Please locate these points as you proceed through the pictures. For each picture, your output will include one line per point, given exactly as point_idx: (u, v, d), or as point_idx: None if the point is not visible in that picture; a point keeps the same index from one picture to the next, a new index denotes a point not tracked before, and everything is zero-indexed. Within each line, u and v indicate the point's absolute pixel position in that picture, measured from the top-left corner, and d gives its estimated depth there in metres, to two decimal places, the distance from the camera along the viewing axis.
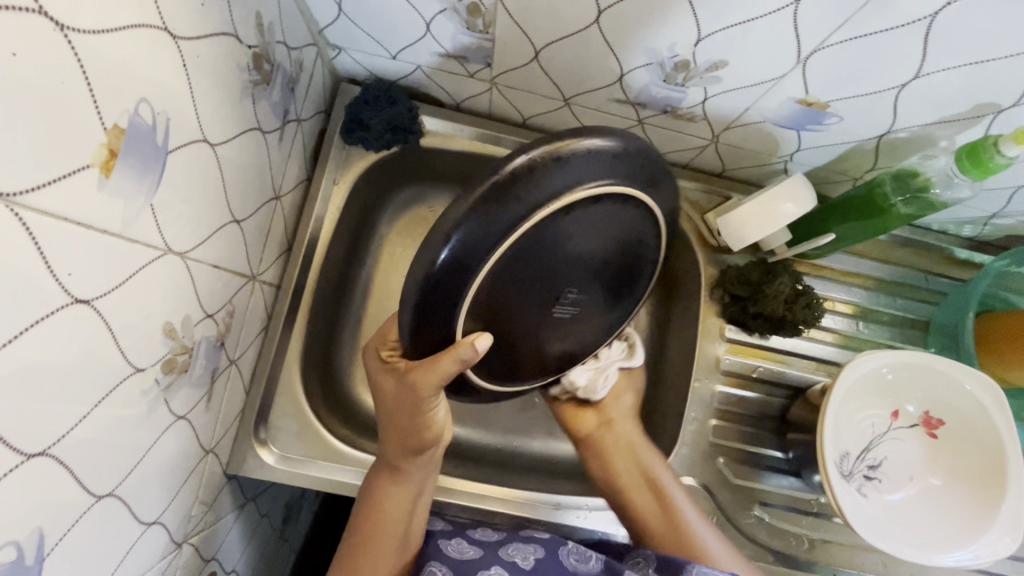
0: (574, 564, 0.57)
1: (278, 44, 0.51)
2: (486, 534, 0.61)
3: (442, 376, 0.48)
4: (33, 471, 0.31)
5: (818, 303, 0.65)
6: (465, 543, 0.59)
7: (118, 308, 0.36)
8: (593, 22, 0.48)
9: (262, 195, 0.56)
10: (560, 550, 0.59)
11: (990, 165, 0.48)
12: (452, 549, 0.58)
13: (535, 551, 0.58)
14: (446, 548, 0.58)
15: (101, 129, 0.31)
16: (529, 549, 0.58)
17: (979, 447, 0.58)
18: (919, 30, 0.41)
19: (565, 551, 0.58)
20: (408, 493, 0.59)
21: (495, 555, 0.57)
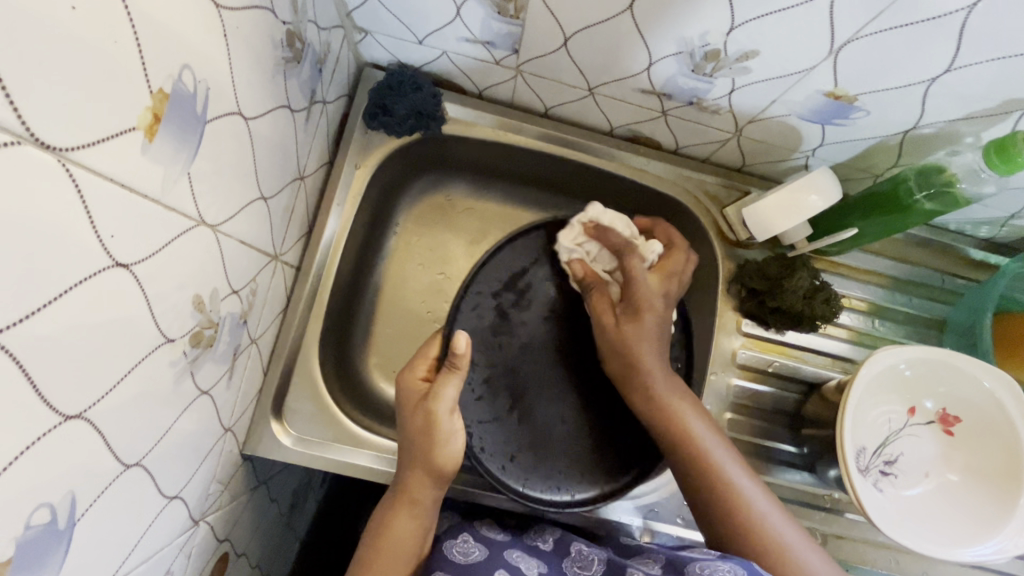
0: (575, 572, 0.57)
1: (309, 23, 0.51)
2: (491, 532, 0.61)
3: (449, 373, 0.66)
4: (69, 432, 0.31)
5: (836, 298, 0.65)
6: (469, 543, 0.58)
7: (153, 276, 0.36)
8: (627, 8, 0.49)
9: (287, 174, 0.55)
10: (564, 559, 0.59)
11: (1018, 162, 0.48)
12: (458, 549, 0.57)
13: (538, 563, 0.58)
14: (450, 548, 0.57)
15: (147, 93, 0.31)
16: (533, 560, 0.58)
17: (996, 443, 0.58)
18: (955, 22, 0.41)
19: (569, 560, 0.59)
20: (417, 506, 0.57)
21: (500, 559, 0.57)
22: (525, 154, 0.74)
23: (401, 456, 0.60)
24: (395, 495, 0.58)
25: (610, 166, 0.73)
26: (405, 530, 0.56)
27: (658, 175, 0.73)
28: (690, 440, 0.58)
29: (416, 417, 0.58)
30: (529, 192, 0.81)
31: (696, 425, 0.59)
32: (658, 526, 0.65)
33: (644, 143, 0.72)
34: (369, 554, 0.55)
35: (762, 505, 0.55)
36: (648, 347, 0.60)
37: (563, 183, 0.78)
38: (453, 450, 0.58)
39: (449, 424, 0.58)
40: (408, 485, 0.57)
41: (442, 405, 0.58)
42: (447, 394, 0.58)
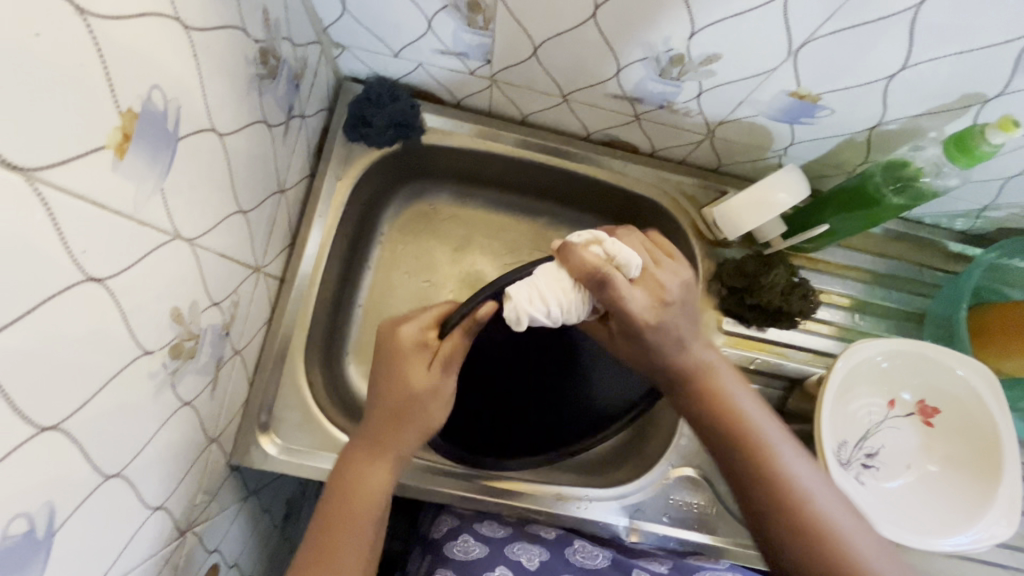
0: (580, 562, 0.59)
1: (284, 40, 0.53)
2: (493, 530, 0.63)
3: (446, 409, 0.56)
4: (46, 443, 0.32)
5: (813, 294, 0.66)
6: (470, 543, 0.60)
7: (129, 289, 0.37)
8: (590, 17, 0.50)
9: (267, 187, 0.57)
10: (568, 549, 0.60)
11: (977, 153, 0.49)
12: (459, 549, 0.59)
13: (540, 553, 0.59)
14: (453, 548, 0.60)
15: (116, 113, 0.32)
16: (534, 551, 0.59)
17: (975, 433, 0.58)
18: (906, 21, 0.42)
19: (572, 549, 0.60)
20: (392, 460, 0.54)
21: (500, 556, 0.58)
22: (505, 162, 0.75)
23: (373, 400, 0.55)
24: (369, 439, 0.54)
25: (589, 170, 0.74)
26: (364, 462, 0.53)
27: (635, 178, 0.74)
28: (726, 401, 0.52)
29: (407, 362, 0.53)
30: (511, 198, 0.82)
31: (730, 383, 0.53)
32: (644, 525, 0.65)
33: (621, 147, 0.73)
34: (333, 513, 0.52)
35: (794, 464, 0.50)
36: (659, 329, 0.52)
37: (544, 189, 0.79)
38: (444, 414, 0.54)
39: (426, 382, 0.53)
40: (383, 433, 0.54)
41: (452, 363, 0.53)
42: (458, 357, 0.54)
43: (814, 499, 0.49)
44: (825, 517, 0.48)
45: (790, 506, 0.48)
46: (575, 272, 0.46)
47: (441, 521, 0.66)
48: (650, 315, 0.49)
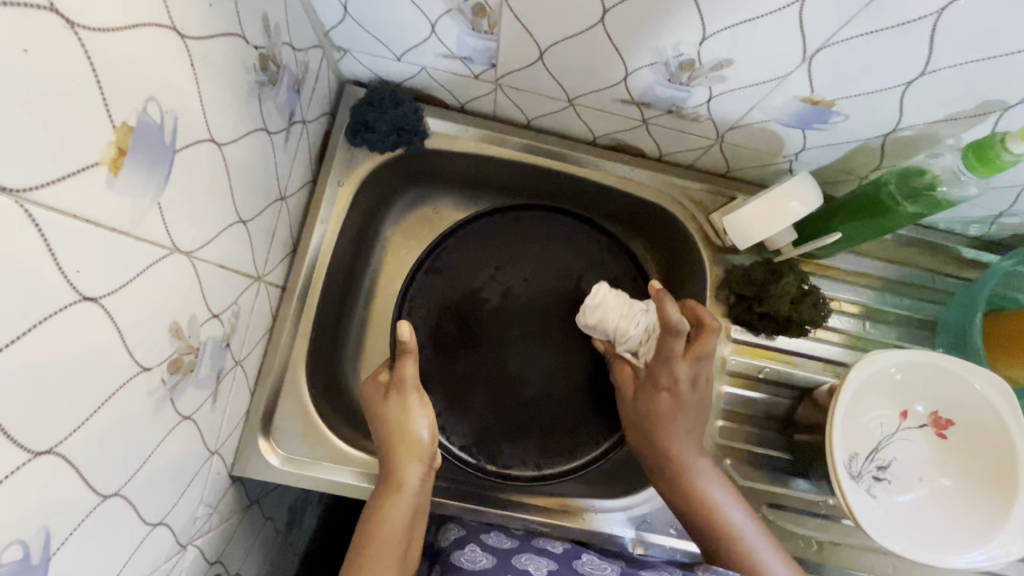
0: (589, 571, 0.56)
1: (284, 45, 0.51)
2: (499, 541, 0.60)
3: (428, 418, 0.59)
4: (41, 468, 0.31)
5: (824, 302, 0.65)
6: (478, 552, 0.58)
7: (126, 307, 0.36)
8: (598, 21, 0.48)
9: (268, 195, 0.56)
10: (575, 562, 0.58)
11: (997, 163, 0.48)
12: (466, 558, 0.57)
13: (547, 562, 0.57)
14: (459, 559, 0.57)
15: (110, 127, 0.31)
16: (542, 560, 0.57)
17: (990, 447, 0.57)
18: (927, 27, 0.41)
19: (579, 561, 0.58)
20: (403, 489, 0.56)
21: (508, 565, 0.56)
22: (509, 167, 0.74)
23: (378, 447, 0.60)
24: (384, 483, 0.57)
25: (595, 175, 0.72)
26: (376, 500, 0.56)
27: (642, 183, 0.72)
28: (683, 473, 0.59)
29: (386, 405, 0.59)
30: (515, 203, 0.81)
31: (683, 448, 0.60)
32: (651, 537, 0.65)
33: (628, 151, 0.72)
34: (360, 546, 0.54)
35: (735, 515, 0.57)
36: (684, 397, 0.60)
37: (550, 194, 0.78)
38: (424, 428, 0.59)
39: (401, 416, 0.58)
40: (395, 472, 0.56)
41: (408, 381, 0.59)
42: (409, 376, 0.59)
43: (769, 558, 0.55)
44: (776, 574, 0.54)
45: (747, 570, 0.54)
46: (610, 306, 0.68)
47: (445, 531, 0.63)
48: (664, 377, 0.60)
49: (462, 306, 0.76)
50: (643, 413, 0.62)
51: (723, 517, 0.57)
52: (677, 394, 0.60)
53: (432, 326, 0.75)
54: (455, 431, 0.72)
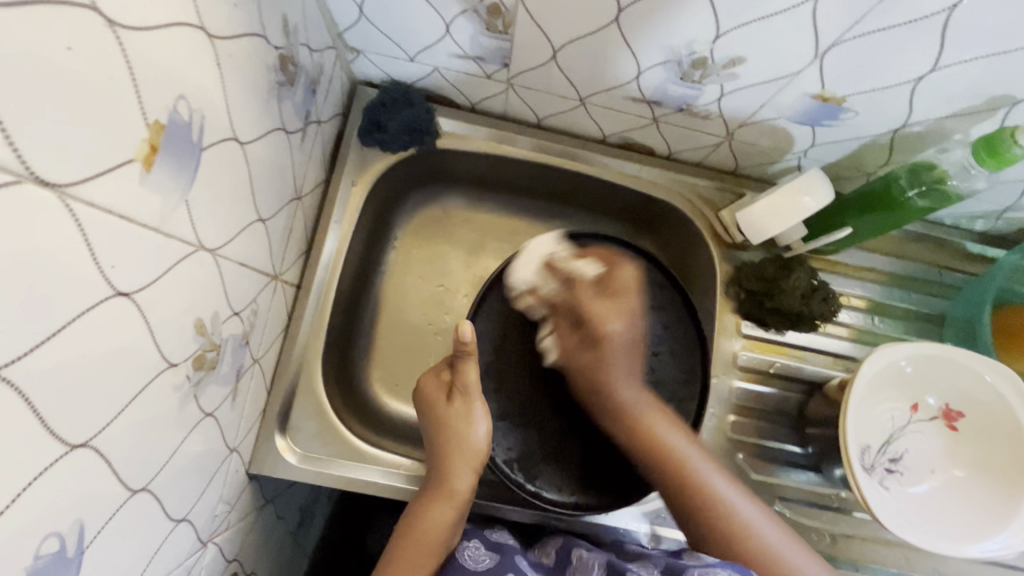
0: None
1: (301, 46, 0.52)
2: (502, 537, 0.60)
3: (485, 423, 0.61)
4: (76, 461, 0.32)
5: (834, 297, 0.66)
6: (481, 550, 0.57)
7: (154, 302, 0.36)
8: (613, 20, 0.49)
9: (285, 195, 0.56)
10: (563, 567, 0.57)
11: (1007, 157, 0.48)
12: (469, 555, 0.56)
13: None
14: (460, 554, 0.56)
15: (144, 125, 0.32)
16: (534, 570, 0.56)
17: (999, 437, 0.58)
18: (937, 23, 0.42)
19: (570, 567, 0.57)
20: (451, 497, 0.57)
21: (511, 562, 0.55)
22: (519, 166, 0.75)
23: (432, 449, 0.61)
24: (435, 487, 0.58)
25: (603, 173, 0.73)
26: (422, 506, 0.57)
27: (652, 181, 0.73)
28: (682, 467, 0.59)
29: (449, 409, 0.60)
30: (524, 201, 0.81)
31: (672, 438, 0.61)
32: (665, 531, 0.65)
33: (637, 150, 0.72)
34: (402, 544, 0.55)
35: (724, 485, 0.58)
36: (616, 359, 0.64)
37: (559, 193, 0.79)
38: (482, 436, 0.60)
39: (464, 420, 0.60)
40: (448, 478, 0.58)
41: (473, 388, 0.60)
42: (473, 383, 0.60)
43: (723, 488, 0.58)
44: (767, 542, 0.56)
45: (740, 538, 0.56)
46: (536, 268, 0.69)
47: None
48: (609, 330, 0.64)
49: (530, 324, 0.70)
50: (598, 363, 0.64)
51: (710, 491, 0.58)
52: (620, 341, 0.65)
53: (498, 337, 0.70)
54: (502, 446, 0.67)
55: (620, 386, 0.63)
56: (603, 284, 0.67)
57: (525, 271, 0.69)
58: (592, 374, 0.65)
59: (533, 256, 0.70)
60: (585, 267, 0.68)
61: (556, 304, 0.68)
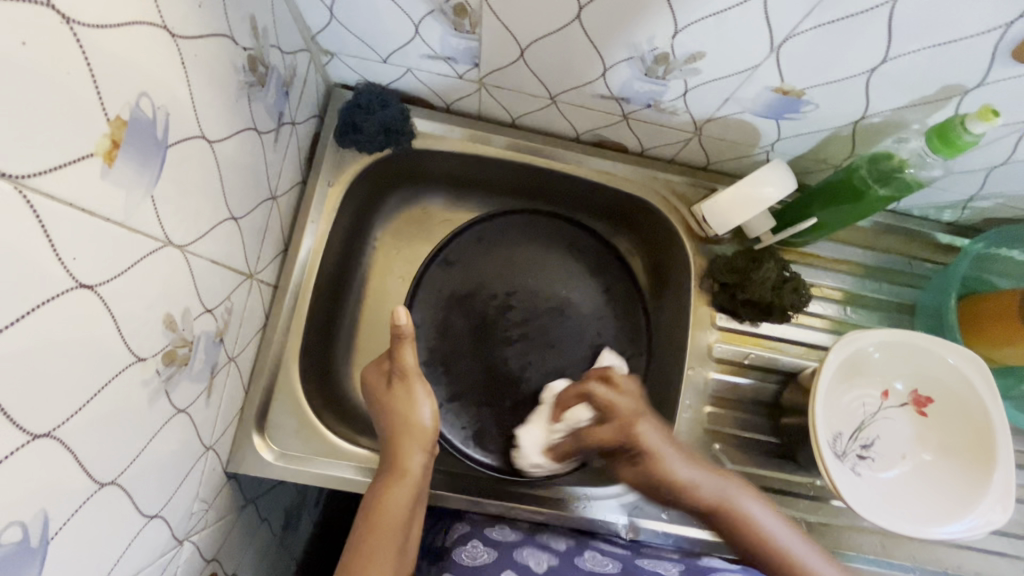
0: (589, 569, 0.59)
1: (272, 48, 0.53)
2: (503, 534, 0.63)
3: (428, 402, 0.62)
4: (37, 451, 0.32)
5: (804, 287, 0.67)
6: (479, 548, 0.60)
7: (119, 295, 0.37)
8: (575, 18, 0.50)
9: (259, 195, 0.57)
10: (577, 558, 0.61)
11: (959, 144, 0.49)
12: (467, 554, 0.60)
13: (548, 557, 0.60)
14: (460, 554, 0.60)
15: (104, 120, 0.33)
16: (543, 556, 0.60)
17: (968, 420, 0.58)
18: (884, 15, 0.43)
19: (581, 558, 0.61)
20: (405, 477, 0.57)
21: (508, 559, 0.59)
22: (495, 165, 0.76)
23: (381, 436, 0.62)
24: (385, 470, 0.58)
25: (577, 170, 0.74)
26: (375, 491, 0.57)
27: (626, 177, 0.74)
28: (734, 506, 0.58)
29: (392, 395, 0.62)
30: (502, 200, 0.82)
31: (753, 509, 0.58)
32: (644, 523, 0.65)
33: (611, 147, 0.73)
34: (362, 528, 0.55)
35: (768, 519, 0.57)
36: (647, 430, 0.62)
37: (537, 191, 0.80)
38: (426, 415, 0.61)
39: (408, 403, 0.61)
40: (398, 458, 0.58)
41: (410, 370, 0.61)
42: (410, 364, 0.61)
43: (761, 515, 0.58)
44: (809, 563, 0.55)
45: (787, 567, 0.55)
46: (539, 437, 0.71)
47: (452, 529, 0.65)
48: (641, 431, 0.62)
49: (471, 300, 0.78)
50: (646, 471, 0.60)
51: (755, 518, 0.57)
52: (633, 408, 0.64)
53: (441, 318, 0.78)
54: (456, 423, 0.75)
55: (680, 472, 0.59)
56: (575, 408, 0.68)
57: (581, 412, 0.68)
58: (649, 476, 0.61)
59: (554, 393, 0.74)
60: (583, 412, 0.68)
61: (590, 434, 0.66)
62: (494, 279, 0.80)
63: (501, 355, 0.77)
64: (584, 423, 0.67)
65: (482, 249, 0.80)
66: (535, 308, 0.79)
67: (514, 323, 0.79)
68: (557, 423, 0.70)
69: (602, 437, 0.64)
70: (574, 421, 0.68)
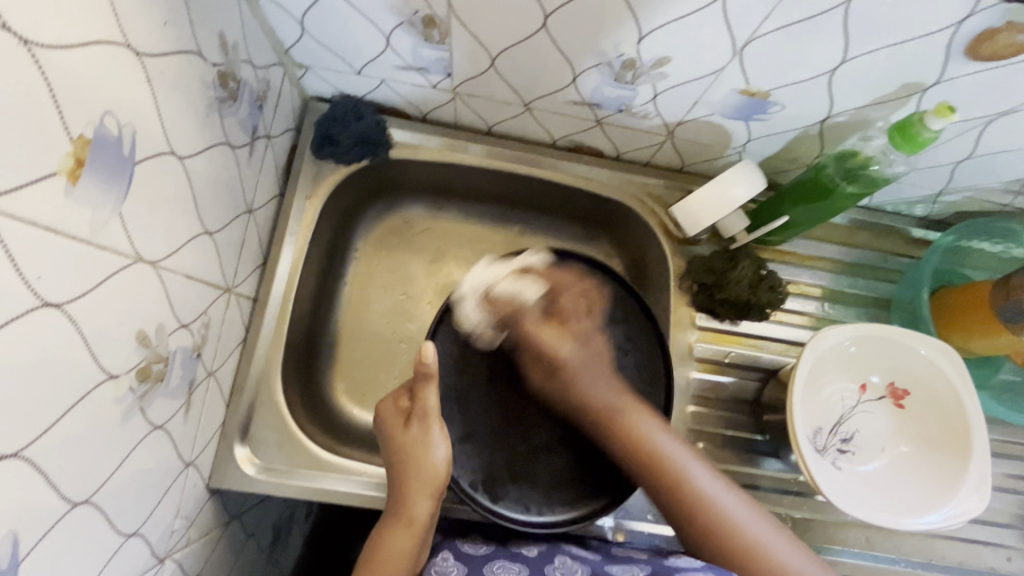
0: None
1: (243, 63, 0.53)
2: (475, 547, 0.62)
3: (444, 445, 0.60)
4: (4, 473, 0.32)
5: (780, 285, 0.68)
6: (450, 562, 0.60)
7: (88, 313, 0.37)
8: (542, 26, 0.51)
9: (234, 209, 0.57)
10: (547, 567, 0.59)
11: (920, 140, 0.51)
12: (438, 569, 0.59)
13: (519, 572, 0.58)
14: (431, 570, 0.59)
15: (66, 140, 0.33)
16: (513, 569, 0.58)
17: (944, 410, 0.59)
18: (839, 17, 0.44)
19: (552, 567, 0.59)
20: (412, 523, 0.58)
21: (477, 575, 0.58)
22: (474, 173, 0.76)
23: (394, 477, 0.61)
24: (394, 513, 0.58)
25: (554, 176, 0.75)
26: (382, 534, 0.58)
27: (604, 181, 0.75)
28: (688, 490, 0.57)
29: (406, 435, 0.60)
30: (482, 207, 0.83)
31: (677, 453, 0.59)
32: (631, 524, 0.66)
33: (587, 152, 0.74)
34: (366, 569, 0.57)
35: (727, 500, 0.57)
36: (567, 348, 0.64)
37: (516, 198, 0.81)
38: (441, 459, 0.59)
39: (421, 445, 0.59)
40: (406, 503, 0.58)
41: (428, 411, 0.60)
42: (430, 407, 0.60)
43: (726, 501, 0.57)
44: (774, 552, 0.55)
45: (742, 552, 0.56)
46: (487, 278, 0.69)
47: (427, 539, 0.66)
48: (561, 353, 0.64)
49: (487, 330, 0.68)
50: (562, 388, 0.63)
51: (712, 503, 0.57)
52: (575, 356, 0.64)
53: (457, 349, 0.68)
54: (465, 468, 0.64)
55: (601, 387, 0.63)
56: (528, 289, 0.68)
57: (484, 274, 0.70)
58: (573, 397, 0.63)
59: (478, 282, 0.69)
60: (529, 292, 0.67)
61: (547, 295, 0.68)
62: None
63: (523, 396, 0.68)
64: (523, 279, 0.68)
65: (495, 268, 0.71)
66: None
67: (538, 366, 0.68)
68: (507, 275, 0.69)
69: (547, 330, 0.65)
70: (513, 286, 0.68)
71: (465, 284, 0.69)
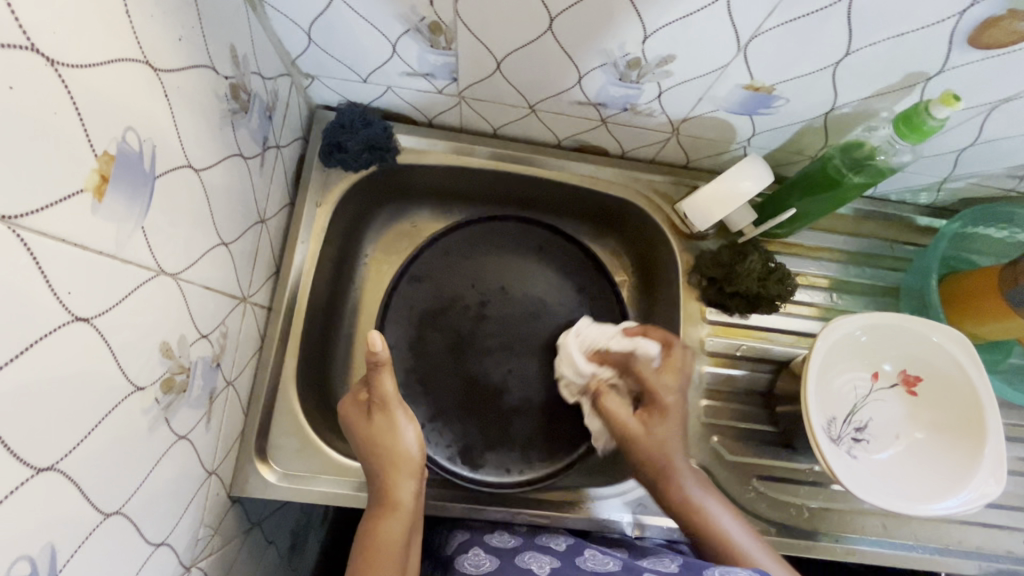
0: (590, 565, 0.56)
1: (253, 75, 0.54)
2: (504, 542, 0.63)
3: (412, 428, 0.61)
4: (41, 485, 0.32)
5: (789, 277, 0.68)
6: (481, 556, 0.60)
7: (115, 327, 0.38)
8: (547, 29, 0.52)
9: (248, 219, 0.58)
10: (578, 558, 0.58)
11: (925, 129, 0.51)
12: (470, 562, 0.59)
13: (550, 560, 0.57)
14: (464, 563, 0.59)
15: (92, 156, 0.33)
16: (545, 559, 0.58)
17: (956, 395, 0.60)
18: (842, 11, 0.45)
19: (583, 557, 0.58)
20: (399, 509, 0.57)
21: (508, 565, 0.58)
22: (480, 175, 0.77)
23: (369, 469, 0.61)
24: (377, 504, 0.58)
25: (560, 176, 0.76)
26: (369, 525, 0.57)
27: (609, 180, 0.76)
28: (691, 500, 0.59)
29: (374, 425, 0.61)
30: (489, 210, 0.84)
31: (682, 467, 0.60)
32: (648, 519, 0.66)
33: (591, 151, 0.75)
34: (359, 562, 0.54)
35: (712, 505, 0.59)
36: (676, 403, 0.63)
37: (523, 199, 0.81)
38: (413, 442, 0.61)
39: (389, 433, 0.60)
40: (389, 491, 0.58)
41: (390, 398, 0.61)
42: (389, 395, 0.61)
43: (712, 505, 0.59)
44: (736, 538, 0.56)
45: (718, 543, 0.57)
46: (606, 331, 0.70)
47: (454, 540, 0.66)
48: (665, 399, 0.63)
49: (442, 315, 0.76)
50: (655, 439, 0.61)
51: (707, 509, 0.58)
52: (681, 406, 0.63)
53: (413, 335, 0.75)
54: (441, 444, 0.71)
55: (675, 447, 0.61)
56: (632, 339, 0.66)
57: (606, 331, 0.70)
58: (656, 452, 0.61)
59: (584, 338, 0.71)
60: (649, 344, 0.65)
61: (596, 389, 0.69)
62: (465, 292, 0.77)
63: (481, 366, 0.74)
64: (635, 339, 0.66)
65: (450, 260, 0.78)
66: (510, 316, 0.77)
67: (492, 333, 0.76)
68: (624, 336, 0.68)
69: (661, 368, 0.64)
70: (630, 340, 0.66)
71: (572, 341, 0.71)
